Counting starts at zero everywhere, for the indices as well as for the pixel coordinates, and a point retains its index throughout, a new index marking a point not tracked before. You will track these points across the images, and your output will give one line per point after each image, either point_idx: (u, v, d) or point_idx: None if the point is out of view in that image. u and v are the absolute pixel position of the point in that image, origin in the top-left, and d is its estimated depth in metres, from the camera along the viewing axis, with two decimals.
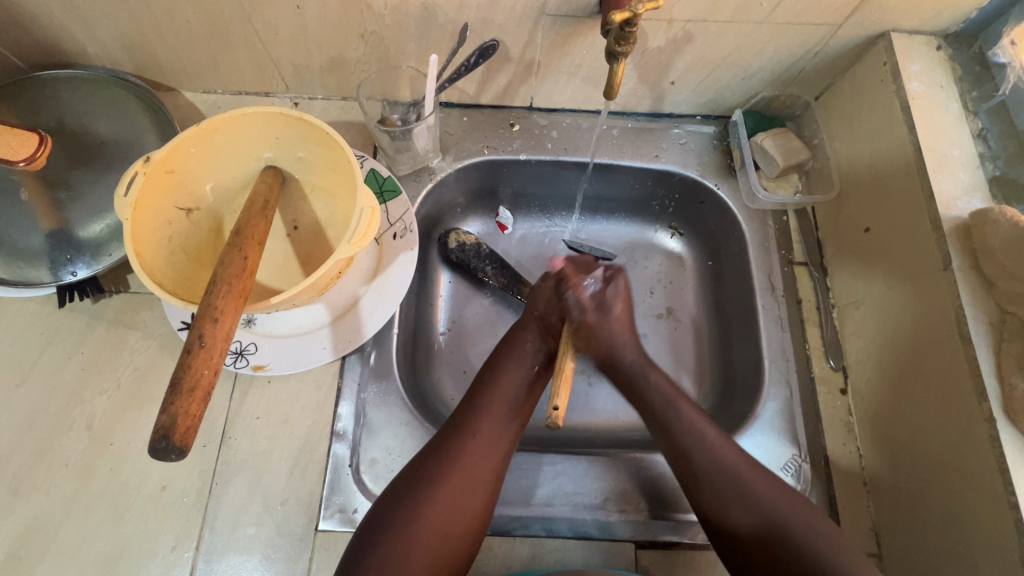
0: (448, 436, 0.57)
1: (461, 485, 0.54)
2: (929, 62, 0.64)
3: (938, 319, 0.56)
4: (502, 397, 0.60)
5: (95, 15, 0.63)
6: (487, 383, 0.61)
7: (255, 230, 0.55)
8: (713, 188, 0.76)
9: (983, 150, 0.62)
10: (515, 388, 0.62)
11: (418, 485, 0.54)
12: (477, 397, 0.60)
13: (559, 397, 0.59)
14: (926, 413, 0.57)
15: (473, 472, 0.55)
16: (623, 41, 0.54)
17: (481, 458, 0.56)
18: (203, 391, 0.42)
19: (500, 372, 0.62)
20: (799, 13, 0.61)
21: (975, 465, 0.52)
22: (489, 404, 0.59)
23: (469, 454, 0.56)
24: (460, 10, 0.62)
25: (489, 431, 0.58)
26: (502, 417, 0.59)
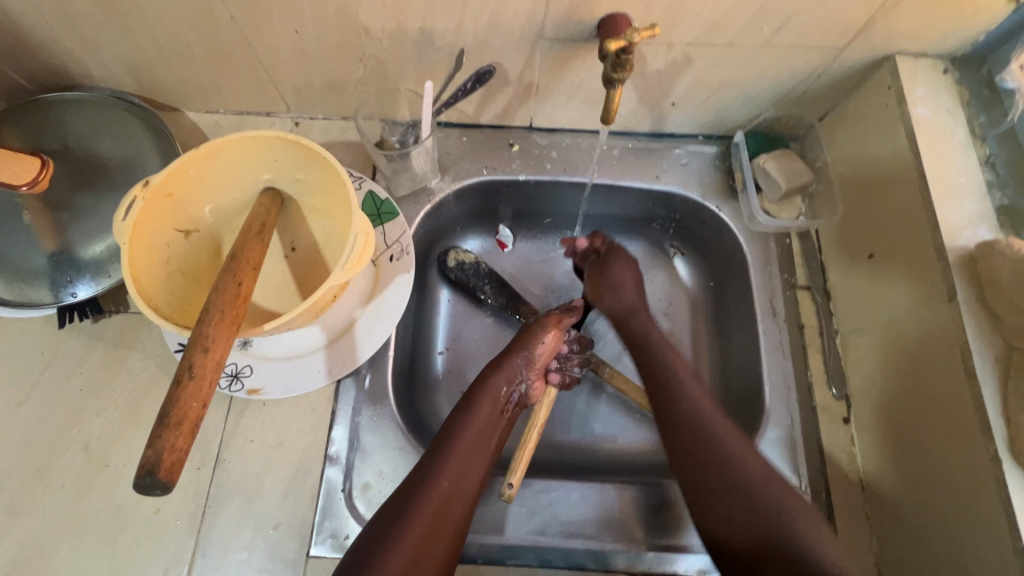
0: (421, 479, 0.54)
1: (433, 533, 0.51)
2: (934, 86, 0.63)
3: (942, 351, 0.55)
4: (476, 445, 0.58)
5: (98, 39, 0.63)
6: (460, 426, 0.59)
7: (251, 255, 0.55)
8: (715, 210, 0.75)
9: (990, 177, 0.60)
10: (489, 437, 0.60)
11: (389, 530, 0.50)
12: (451, 441, 0.57)
13: (515, 473, 0.60)
14: (930, 447, 0.56)
15: (444, 520, 0.52)
16: (619, 68, 0.54)
17: (452, 503, 0.54)
18: (191, 424, 0.42)
19: (477, 416, 0.60)
20: (800, 37, 0.60)
21: (980, 505, 0.50)
22: (462, 447, 0.57)
23: (440, 501, 0.53)
24: (457, 35, 0.61)
25: (461, 478, 0.55)
26: (474, 466, 0.57)
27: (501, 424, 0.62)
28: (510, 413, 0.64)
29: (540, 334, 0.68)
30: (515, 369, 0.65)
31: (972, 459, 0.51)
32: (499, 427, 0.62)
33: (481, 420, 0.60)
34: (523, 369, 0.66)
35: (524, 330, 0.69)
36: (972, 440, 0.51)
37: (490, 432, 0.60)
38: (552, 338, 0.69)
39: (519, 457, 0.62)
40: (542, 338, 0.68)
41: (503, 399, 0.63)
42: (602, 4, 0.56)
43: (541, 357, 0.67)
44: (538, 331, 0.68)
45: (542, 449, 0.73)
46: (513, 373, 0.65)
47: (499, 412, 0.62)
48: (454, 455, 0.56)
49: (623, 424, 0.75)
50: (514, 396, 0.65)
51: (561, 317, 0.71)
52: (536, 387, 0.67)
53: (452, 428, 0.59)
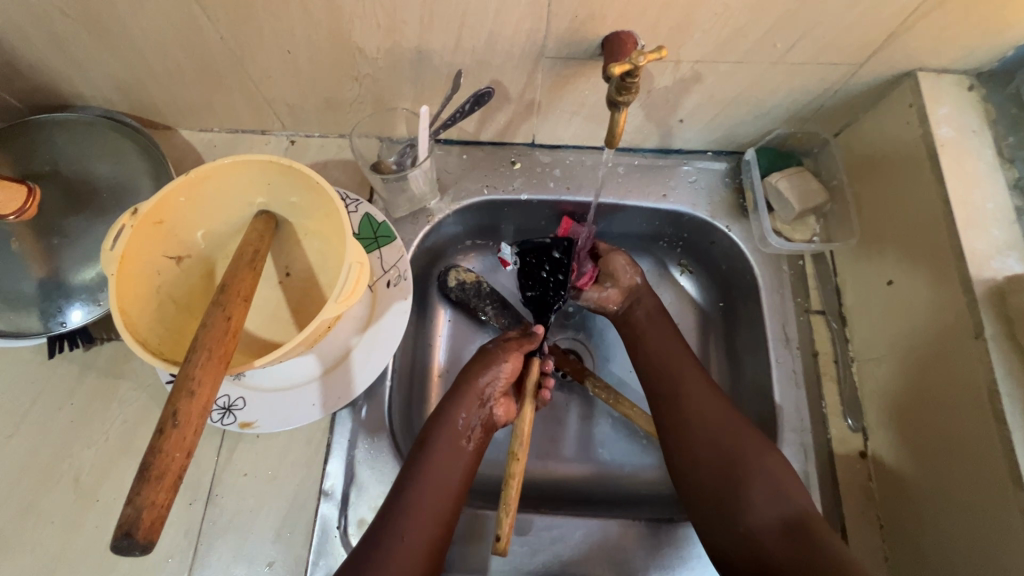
0: (379, 538, 0.53)
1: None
2: (959, 104, 0.60)
3: (970, 389, 0.52)
4: (436, 487, 0.56)
5: (86, 60, 0.61)
6: (415, 470, 0.57)
7: (241, 286, 0.52)
8: (724, 230, 0.72)
9: (1018, 203, 0.57)
10: (450, 474, 0.57)
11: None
12: (410, 484, 0.56)
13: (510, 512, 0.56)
14: (954, 489, 0.53)
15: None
16: (625, 91, 0.51)
17: (411, 553, 0.52)
18: (172, 477, 0.40)
19: (436, 454, 0.58)
20: (816, 53, 0.57)
21: (1010, 555, 0.47)
22: (420, 494, 0.55)
23: (398, 558, 0.52)
24: (455, 54, 0.59)
25: (422, 527, 0.54)
26: (434, 511, 0.55)
27: (465, 455, 0.59)
28: (477, 440, 0.61)
29: (498, 359, 0.63)
30: (474, 394, 0.61)
31: (1002, 506, 0.48)
32: (463, 461, 0.59)
33: (437, 460, 0.57)
34: (483, 395, 0.62)
35: (482, 353, 0.65)
36: (1004, 486, 0.48)
37: (450, 470, 0.57)
38: (513, 356, 0.64)
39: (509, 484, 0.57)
40: (500, 365, 0.63)
41: (460, 430, 0.60)
42: (606, 22, 0.54)
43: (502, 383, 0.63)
44: (499, 358, 0.64)
45: (544, 479, 0.71)
46: (471, 402, 0.61)
47: (459, 446, 0.59)
48: (413, 502, 0.55)
49: (627, 451, 0.73)
50: (477, 425, 0.61)
51: (522, 343, 0.66)
52: (502, 407, 0.63)
53: (408, 473, 0.57)
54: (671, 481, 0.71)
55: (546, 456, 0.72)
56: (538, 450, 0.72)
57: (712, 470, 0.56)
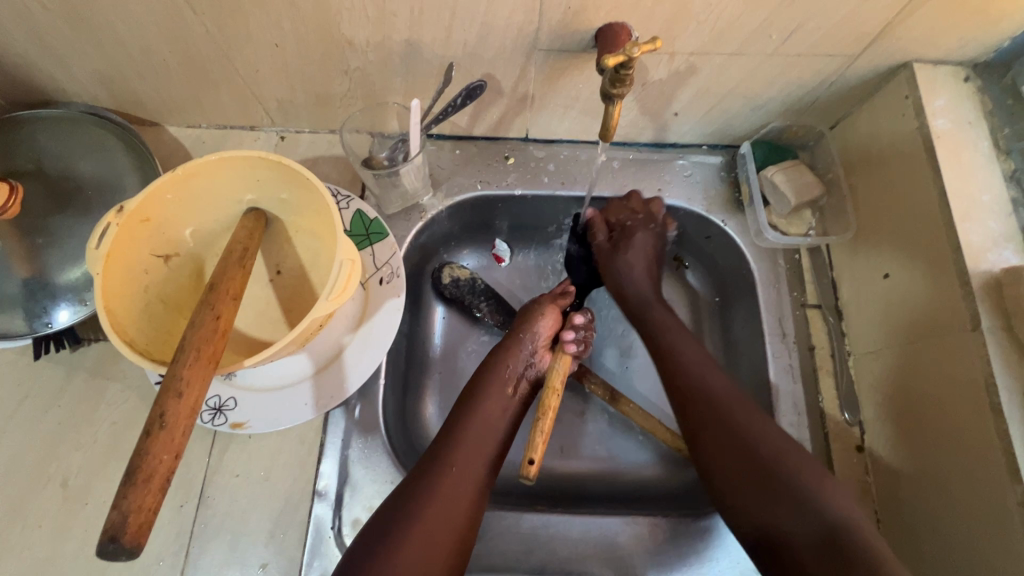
0: (433, 466, 0.54)
1: (444, 520, 0.51)
2: (955, 95, 0.59)
3: (972, 389, 0.51)
4: (485, 427, 0.57)
5: (68, 55, 0.60)
6: (469, 409, 0.58)
7: (230, 285, 0.51)
8: (720, 224, 0.72)
9: (1015, 194, 0.57)
10: (499, 420, 0.59)
11: (399, 518, 0.50)
12: (459, 421, 0.57)
13: (534, 449, 0.54)
14: (952, 484, 0.53)
15: (456, 508, 0.52)
16: (618, 83, 0.50)
17: (462, 484, 0.53)
18: (161, 479, 0.39)
19: (490, 397, 0.59)
20: (812, 44, 0.56)
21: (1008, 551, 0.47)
22: (471, 432, 0.56)
23: (449, 485, 0.52)
24: (446, 47, 0.58)
25: (473, 463, 0.55)
26: (483, 447, 0.56)
27: (512, 403, 0.61)
28: (522, 392, 0.62)
29: (539, 312, 0.65)
30: (517, 345, 0.63)
31: (1003, 504, 0.48)
32: (510, 409, 0.60)
33: (489, 404, 0.59)
34: (527, 345, 0.63)
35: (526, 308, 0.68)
36: (1003, 482, 0.48)
37: (499, 413, 0.59)
38: (547, 312, 0.66)
39: (541, 417, 0.57)
40: (540, 316, 0.65)
41: (511, 379, 0.62)
42: (600, 14, 0.53)
43: (542, 333, 0.64)
44: (536, 310, 0.66)
45: (541, 476, 0.70)
46: (518, 350, 0.63)
47: (506, 392, 0.60)
48: (464, 438, 0.56)
49: (624, 447, 0.72)
50: (523, 373, 0.62)
51: (558, 300, 0.68)
52: (544, 359, 0.64)
53: (462, 413, 0.58)
54: (668, 477, 0.70)
55: (543, 453, 0.71)
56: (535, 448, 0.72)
57: (718, 434, 0.55)
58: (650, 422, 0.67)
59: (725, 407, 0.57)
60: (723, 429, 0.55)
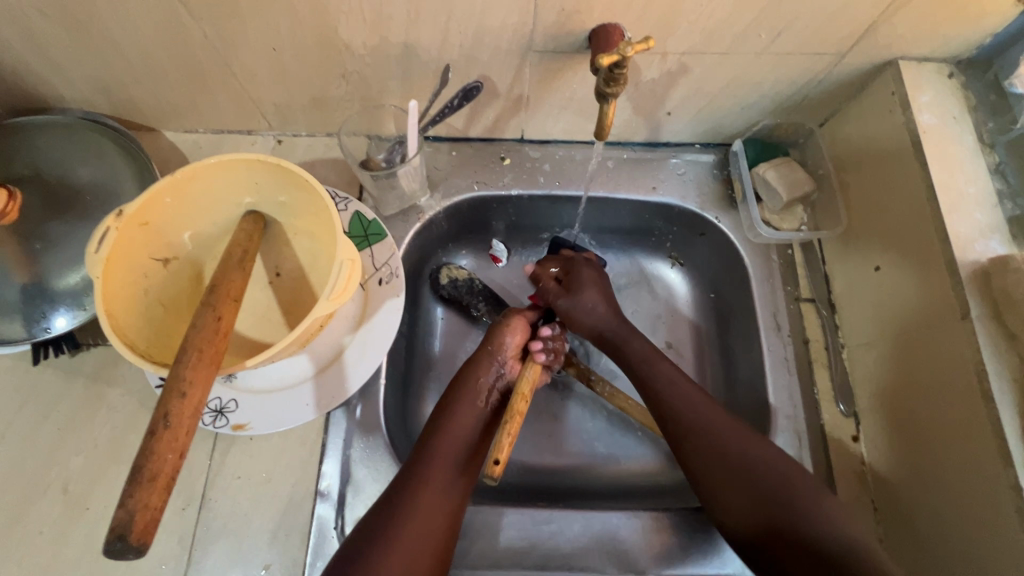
0: (405, 485, 0.53)
1: (419, 537, 0.50)
2: (940, 92, 0.61)
3: (965, 379, 0.52)
4: (456, 440, 0.57)
5: (65, 61, 0.60)
6: (438, 424, 0.57)
7: (231, 286, 0.51)
8: (714, 221, 0.73)
9: (1000, 187, 0.58)
10: (470, 434, 0.58)
11: (376, 540, 0.49)
12: (430, 437, 0.57)
13: (500, 449, 0.52)
14: (947, 470, 0.53)
15: (430, 525, 0.51)
16: (612, 82, 0.51)
17: (435, 501, 0.53)
18: (166, 478, 0.39)
19: (461, 411, 0.59)
20: (800, 44, 0.58)
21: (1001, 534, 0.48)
22: (442, 446, 0.56)
23: (422, 503, 0.52)
24: (443, 49, 0.59)
25: (445, 479, 0.54)
26: (454, 461, 0.55)
27: (483, 416, 0.60)
28: (494, 404, 0.61)
29: (506, 325, 0.66)
30: (488, 358, 0.63)
31: (995, 489, 0.49)
32: (481, 423, 0.59)
33: (458, 417, 0.58)
34: (496, 357, 0.63)
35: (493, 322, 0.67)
36: (995, 466, 0.49)
37: (471, 425, 0.58)
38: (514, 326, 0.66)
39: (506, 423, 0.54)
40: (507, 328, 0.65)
41: (481, 389, 0.61)
42: (593, 15, 0.54)
43: (510, 345, 0.64)
44: (503, 326, 0.66)
45: (540, 473, 0.70)
46: (488, 364, 0.62)
47: (476, 406, 0.59)
48: (435, 454, 0.55)
49: (624, 443, 0.73)
50: (493, 387, 0.62)
51: (525, 312, 0.69)
52: (513, 368, 0.64)
53: (432, 428, 0.58)
54: (668, 472, 0.71)
55: (542, 449, 0.72)
56: (536, 445, 0.72)
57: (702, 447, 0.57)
58: (649, 418, 0.67)
59: (717, 437, 0.56)
60: (722, 471, 0.55)
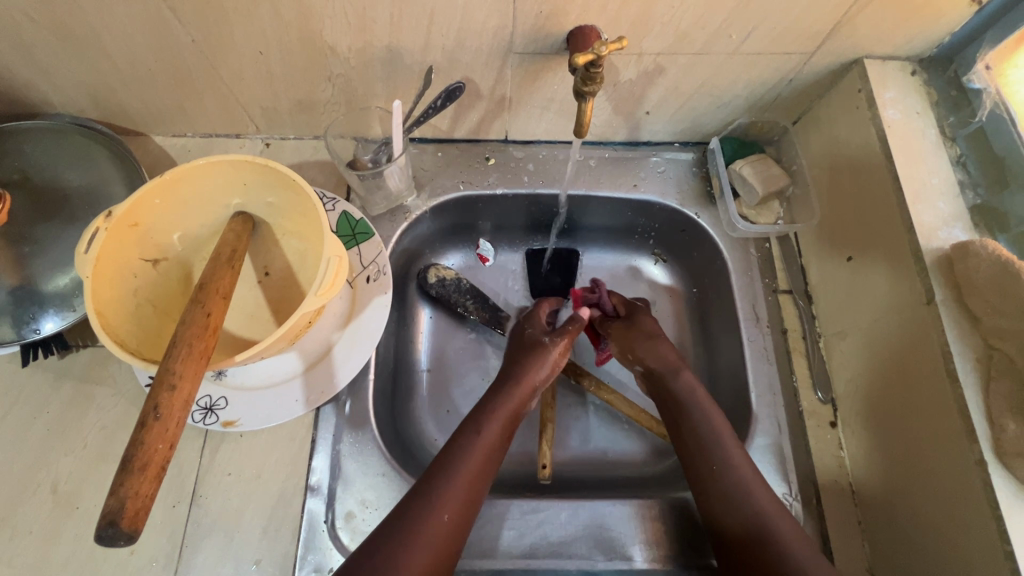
0: (419, 505, 0.52)
1: (427, 561, 0.49)
2: (903, 88, 0.64)
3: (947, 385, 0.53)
4: (479, 466, 0.56)
5: (53, 66, 0.61)
6: (466, 447, 0.57)
7: (220, 283, 0.52)
8: (694, 217, 0.75)
9: (962, 177, 0.61)
10: (491, 461, 0.57)
11: (380, 556, 0.49)
12: (452, 459, 0.55)
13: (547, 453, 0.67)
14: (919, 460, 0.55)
15: (438, 548, 0.50)
16: (589, 81, 0.53)
17: (446, 527, 0.52)
18: (156, 468, 0.40)
19: (488, 437, 0.58)
20: (769, 44, 0.60)
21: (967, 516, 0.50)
22: (465, 471, 0.55)
23: (435, 530, 0.51)
24: (425, 51, 0.61)
25: (462, 502, 0.53)
26: (473, 487, 0.55)
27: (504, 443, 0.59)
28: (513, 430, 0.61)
29: (551, 349, 0.65)
30: (527, 385, 0.62)
31: (965, 476, 0.50)
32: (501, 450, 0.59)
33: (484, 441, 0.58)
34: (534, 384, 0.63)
35: (536, 345, 0.66)
36: (963, 453, 0.51)
37: (493, 453, 0.58)
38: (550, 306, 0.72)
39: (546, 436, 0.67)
40: (550, 354, 0.65)
41: (510, 414, 0.61)
42: (570, 17, 0.56)
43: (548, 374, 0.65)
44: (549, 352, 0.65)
45: (529, 466, 0.72)
46: (525, 392, 0.62)
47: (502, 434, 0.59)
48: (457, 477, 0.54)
49: (611, 436, 0.74)
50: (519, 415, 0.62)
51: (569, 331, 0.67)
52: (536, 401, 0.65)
53: (456, 448, 0.56)
54: (654, 463, 0.72)
55: (531, 443, 0.73)
56: (526, 440, 0.73)
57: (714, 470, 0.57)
58: (633, 408, 0.70)
59: (731, 465, 0.57)
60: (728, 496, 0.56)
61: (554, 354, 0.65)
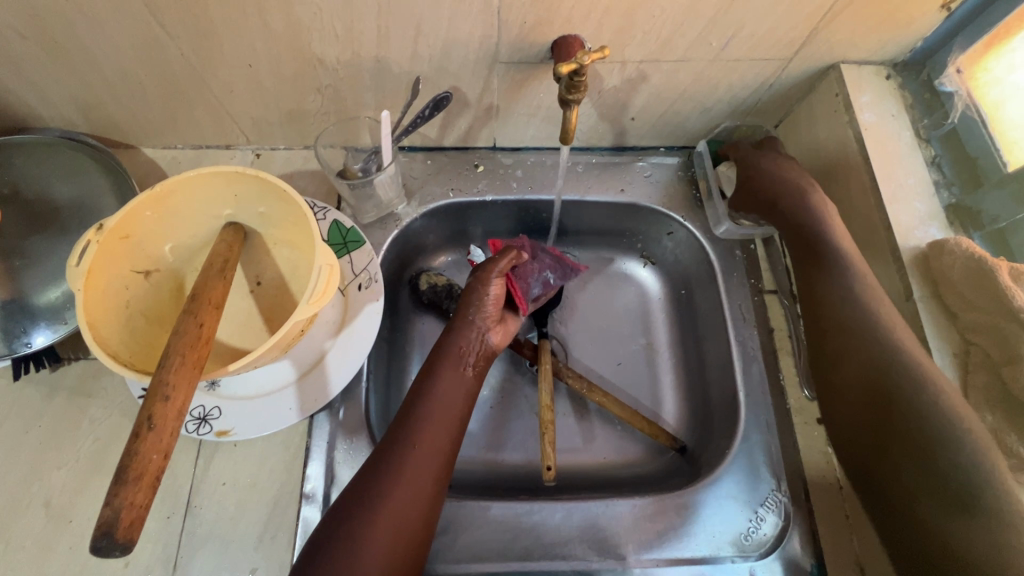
0: (393, 449, 0.53)
1: (411, 498, 0.51)
2: (879, 92, 0.66)
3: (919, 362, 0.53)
4: (445, 404, 0.56)
5: (45, 81, 0.62)
6: (420, 419, 0.55)
7: (212, 293, 0.52)
8: (681, 220, 0.76)
9: (937, 177, 0.63)
10: (455, 397, 0.57)
11: (364, 502, 0.50)
12: (417, 401, 0.56)
13: (549, 455, 0.63)
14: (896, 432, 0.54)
15: (419, 484, 0.52)
16: (574, 89, 0.55)
17: (425, 461, 0.53)
18: (151, 477, 0.40)
19: (447, 375, 0.58)
20: (749, 50, 0.62)
21: (938, 490, 0.50)
22: (430, 409, 0.56)
23: (413, 469, 0.52)
24: (413, 62, 0.62)
25: (433, 439, 0.54)
26: (441, 422, 0.55)
27: (467, 380, 0.59)
28: (479, 366, 0.61)
29: (479, 285, 0.63)
30: (468, 324, 0.61)
31: (931, 459, 0.51)
32: (466, 387, 0.59)
33: (441, 405, 0.56)
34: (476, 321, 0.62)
35: (467, 287, 0.64)
36: (938, 441, 0.50)
37: (456, 387, 0.58)
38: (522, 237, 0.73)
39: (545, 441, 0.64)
40: (484, 291, 0.63)
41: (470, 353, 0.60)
42: (555, 27, 0.57)
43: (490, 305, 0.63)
44: (479, 287, 0.63)
45: (524, 470, 0.72)
46: (468, 331, 0.61)
47: (461, 372, 0.59)
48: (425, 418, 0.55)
49: (604, 437, 0.74)
50: (475, 351, 0.61)
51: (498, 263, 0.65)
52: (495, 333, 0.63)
53: (413, 416, 0.55)
54: (648, 462, 0.73)
55: (524, 445, 0.73)
56: (522, 443, 0.74)
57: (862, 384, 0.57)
58: (626, 411, 0.70)
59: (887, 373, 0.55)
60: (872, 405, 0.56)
61: (485, 289, 0.63)
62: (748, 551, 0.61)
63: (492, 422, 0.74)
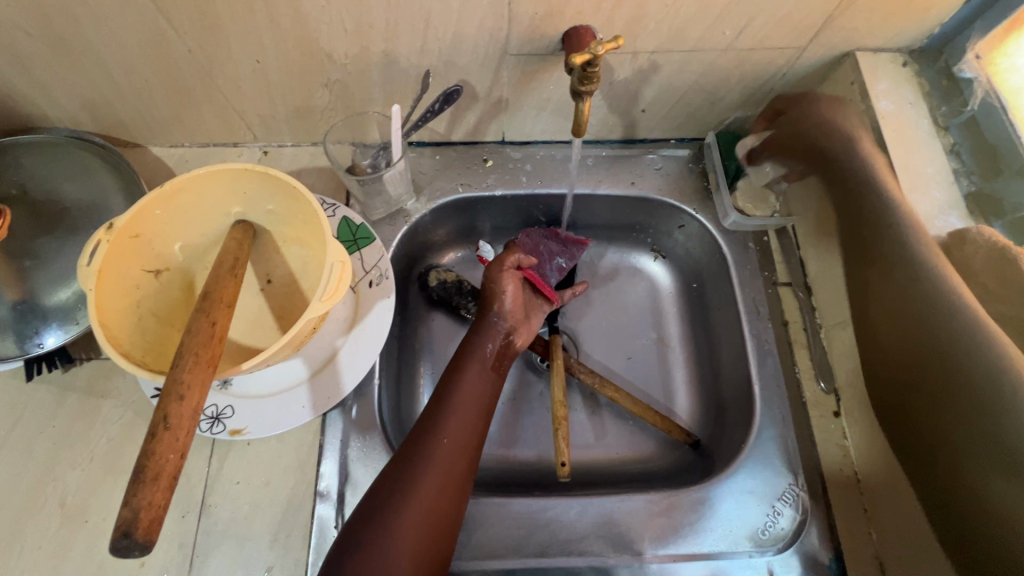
0: (419, 443, 0.55)
1: (436, 490, 0.52)
2: (895, 79, 0.64)
3: (947, 346, 0.55)
4: (470, 399, 0.58)
5: (51, 80, 0.61)
6: (441, 417, 0.56)
7: (223, 292, 0.52)
8: (692, 213, 0.76)
9: (955, 166, 0.62)
10: (478, 393, 0.59)
11: (393, 495, 0.51)
12: (443, 396, 0.58)
13: (563, 452, 0.63)
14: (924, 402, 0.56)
15: (444, 477, 0.53)
16: (587, 80, 0.54)
17: (450, 453, 0.54)
18: (168, 477, 0.40)
19: (471, 373, 0.60)
20: (762, 39, 0.61)
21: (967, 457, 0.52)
22: (455, 403, 0.57)
23: (439, 461, 0.54)
24: (422, 55, 0.61)
25: (458, 433, 0.56)
26: (465, 417, 0.57)
27: (490, 376, 0.61)
28: (503, 364, 0.62)
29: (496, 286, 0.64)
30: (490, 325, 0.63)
31: (954, 426, 0.53)
32: (489, 382, 0.61)
33: (464, 400, 0.58)
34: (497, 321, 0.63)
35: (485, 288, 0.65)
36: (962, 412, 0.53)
37: (480, 384, 0.60)
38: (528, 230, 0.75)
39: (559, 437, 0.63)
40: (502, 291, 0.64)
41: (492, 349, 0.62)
42: (566, 17, 0.57)
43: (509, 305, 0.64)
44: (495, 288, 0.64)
45: (538, 466, 0.72)
46: (490, 331, 0.63)
47: (483, 369, 0.61)
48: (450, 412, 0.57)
49: (617, 432, 0.74)
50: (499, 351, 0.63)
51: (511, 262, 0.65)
52: (519, 332, 0.64)
53: (437, 411, 0.57)
54: (662, 457, 0.73)
55: (538, 442, 0.73)
56: (536, 439, 0.73)
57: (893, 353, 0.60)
58: (639, 406, 0.70)
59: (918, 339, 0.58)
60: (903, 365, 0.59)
61: (504, 288, 0.64)
62: (765, 545, 0.60)
63: (505, 420, 0.74)
